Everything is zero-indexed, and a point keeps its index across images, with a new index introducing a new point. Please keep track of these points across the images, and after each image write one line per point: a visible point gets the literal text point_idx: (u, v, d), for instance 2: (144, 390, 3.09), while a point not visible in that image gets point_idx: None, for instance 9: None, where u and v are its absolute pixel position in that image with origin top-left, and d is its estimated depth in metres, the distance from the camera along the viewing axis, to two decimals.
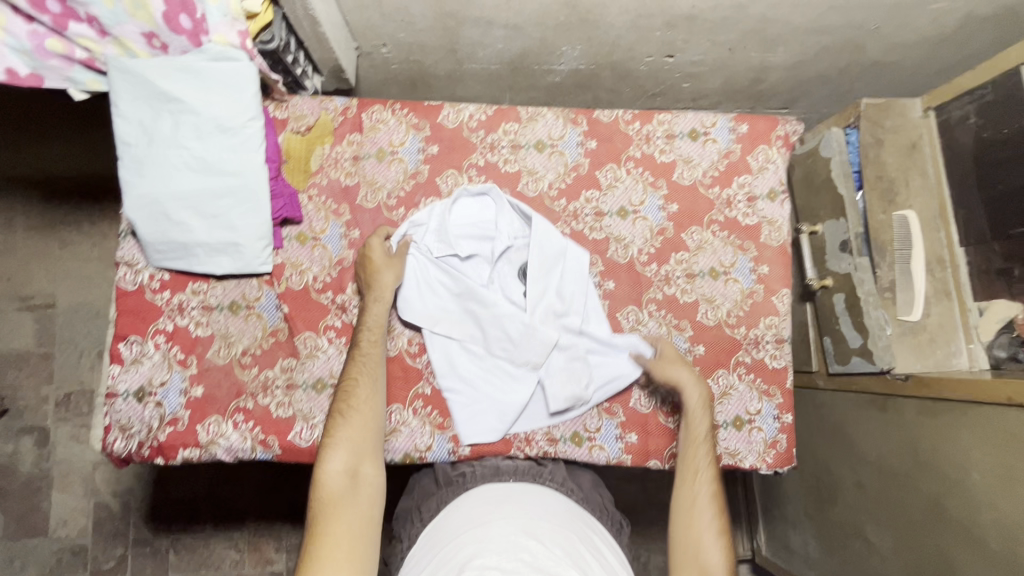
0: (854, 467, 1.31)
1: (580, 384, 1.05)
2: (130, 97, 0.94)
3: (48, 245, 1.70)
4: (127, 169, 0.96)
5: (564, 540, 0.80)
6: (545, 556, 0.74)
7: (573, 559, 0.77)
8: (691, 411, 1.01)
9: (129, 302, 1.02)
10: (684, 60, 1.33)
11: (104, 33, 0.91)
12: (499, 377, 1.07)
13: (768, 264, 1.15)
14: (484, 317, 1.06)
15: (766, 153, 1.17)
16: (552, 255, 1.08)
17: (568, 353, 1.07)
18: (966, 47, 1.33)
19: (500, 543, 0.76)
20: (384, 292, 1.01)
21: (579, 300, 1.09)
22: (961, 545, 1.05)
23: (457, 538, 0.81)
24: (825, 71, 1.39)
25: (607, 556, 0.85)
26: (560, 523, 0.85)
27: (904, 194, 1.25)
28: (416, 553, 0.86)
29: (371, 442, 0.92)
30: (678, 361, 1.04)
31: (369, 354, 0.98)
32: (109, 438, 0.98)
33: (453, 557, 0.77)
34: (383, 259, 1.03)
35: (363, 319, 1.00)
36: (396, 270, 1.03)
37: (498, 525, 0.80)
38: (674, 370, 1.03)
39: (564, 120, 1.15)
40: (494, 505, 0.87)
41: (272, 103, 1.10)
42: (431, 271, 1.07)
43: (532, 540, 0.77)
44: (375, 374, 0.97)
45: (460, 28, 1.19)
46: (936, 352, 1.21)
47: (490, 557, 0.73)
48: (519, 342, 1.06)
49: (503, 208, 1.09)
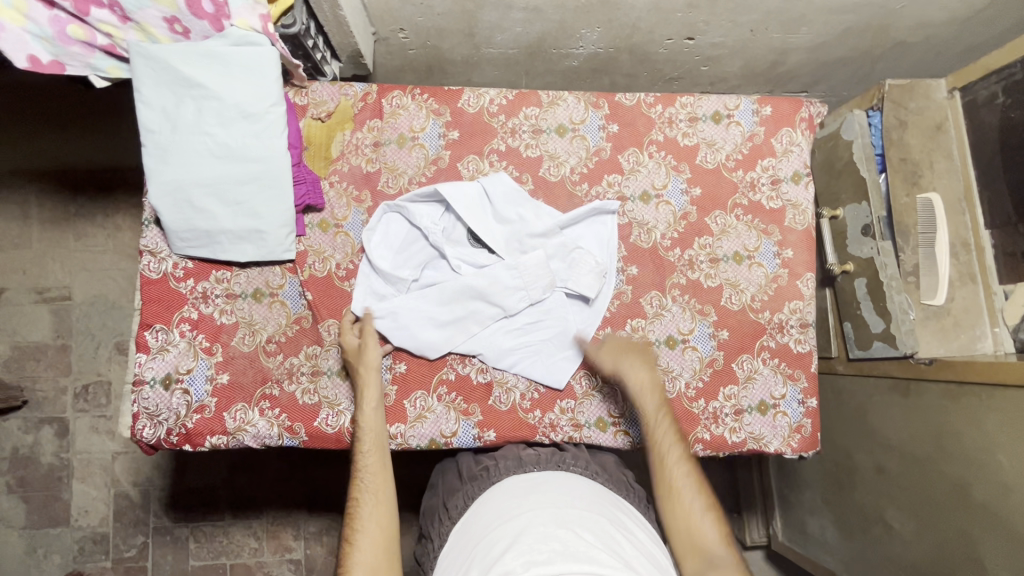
0: (875, 452, 1.31)
1: (594, 264, 1.09)
2: (153, 83, 0.94)
3: (64, 237, 1.70)
4: (150, 156, 0.96)
5: (594, 524, 0.80)
6: (576, 542, 0.74)
7: (605, 542, 0.77)
8: (642, 398, 1.00)
9: (153, 290, 1.02)
10: (704, 43, 1.31)
11: (126, 19, 0.90)
12: (536, 317, 1.09)
13: (791, 248, 1.14)
14: (476, 289, 1.05)
15: (790, 135, 1.16)
16: (477, 201, 1.07)
17: (559, 254, 1.09)
18: (993, 25, 1.31)
19: (530, 535, 0.75)
20: (369, 385, 0.98)
21: (535, 216, 1.08)
22: (987, 529, 1.05)
23: (488, 532, 0.81)
24: (847, 53, 1.37)
25: (638, 535, 0.84)
26: (589, 506, 0.85)
27: (929, 175, 1.23)
28: (449, 550, 0.86)
29: (388, 554, 0.82)
30: (621, 350, 1.04)
31: (371, 463, 0.91)
32: (137, 425, 0.98)
33: (485, 552, 0.77)
34: (355, 351, 1.01)
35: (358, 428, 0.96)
36: (375, 360, 1.00)
37: (527, 516, 0.80)
38: (616, 358, 1.03)
39: (586, 103, 1.14)
40: (521, 497, 0.86)
41: (291, 89, 1.08)
42: (407, 300, 1.05)
43: (562, 528, 0.77)
44: (379, 480, 0.89)
45: (479, 11, 1.17)
46: (960, 335, 1.21)
47: (522, 548, 0.73)
48: (526, 278, 1.06)
49: (407, 211, 1.06)
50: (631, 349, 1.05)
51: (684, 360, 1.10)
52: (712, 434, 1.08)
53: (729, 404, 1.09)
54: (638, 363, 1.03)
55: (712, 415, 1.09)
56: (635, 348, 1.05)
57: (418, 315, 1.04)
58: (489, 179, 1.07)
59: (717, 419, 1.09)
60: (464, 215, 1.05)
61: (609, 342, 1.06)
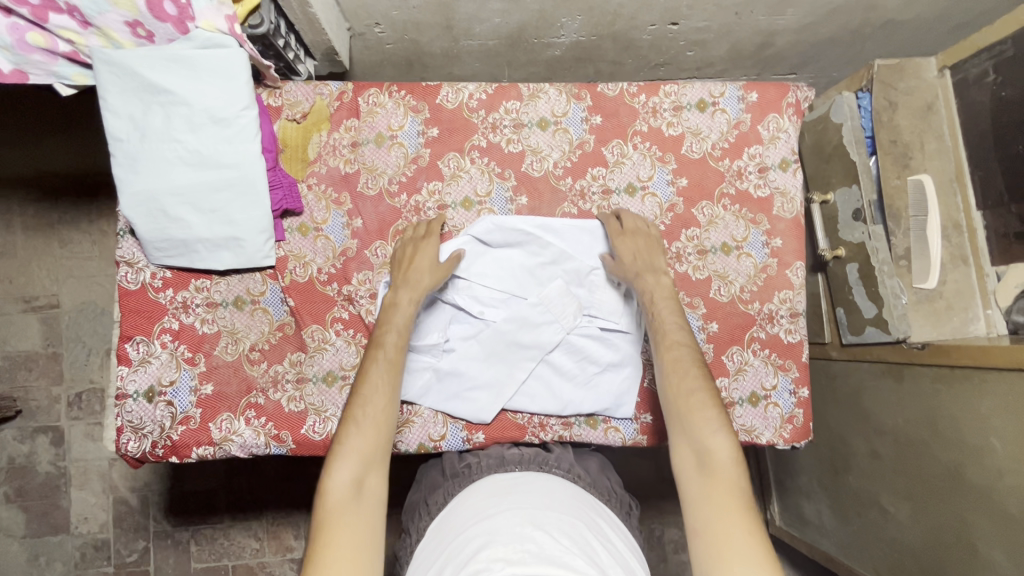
0: (869, 437, 1.30)
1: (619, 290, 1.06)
2: (119, 90, 0.91)
3: (48, 245, 1.67)
4: (121, 166, 0.94)
5: (571, 529, 0.78)
6: (551, 545, 0.72)
7: (582, 548, 0.75)
8: (653, 301, 0.97)
9: (131, 301, 1.00)
10: (689, 27, 1.28)
11: (86, 24, 0.87)
12: (572, 352, 1.06)
13: (780, 237, 1.12)
14: (508, 334, 1.04)
15: (777, 122, 1.13)
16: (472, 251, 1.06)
17: (574, 279, 1.07)
18: (982, 1, 1.28)
19: (506, 535, 0.74)
20: (418, 288, 0.97)
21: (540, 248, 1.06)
22: (980, 512, 1.04)
23: (463, 531, 0.80)
24: (835, 33, 1.34)
25: (615, 543, 0.83)
26: (568, 512, 0.83)
27: (920, 157, 1.21)
28: (425, 546, 0.85)
29: (383, 453, 0.81)
30: (629, 251, 1.02)
31: (389, 358, 0.90)
32: (122, 439, 0.97)
33: (459, 551, 0.75)
34: (430, 261, 1.00)
35: (388, 315, 0.95)
36: (438, 275, 0.99)
37: (504, 517, 0.79)
38: (627, 258, 1.01)
39: (567, 95, 1.11)
40: (499, 496, 0.85)
41: (265, 91, 1.06)
42: (442, 362, 1.04)
43: (538, 530, 0.76)
44: (394, 381, 0.88)
45: (455, 3, 1.14)
46: (952, 319, 1.19)
47: (497, 547, 0.72)
48: (555, 310, 1.05)
49: None
50: (640, 249, 1.02)
51: None
52: None
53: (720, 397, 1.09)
54: (649, 264, 1.01)
55: None
56: (646, 242, 1.03)
57: (456, 378, 1.03)
58: (474, 226, 1.05)
59: None
60: (467, 270, 1.05)
61: (619, 241, 1.03)
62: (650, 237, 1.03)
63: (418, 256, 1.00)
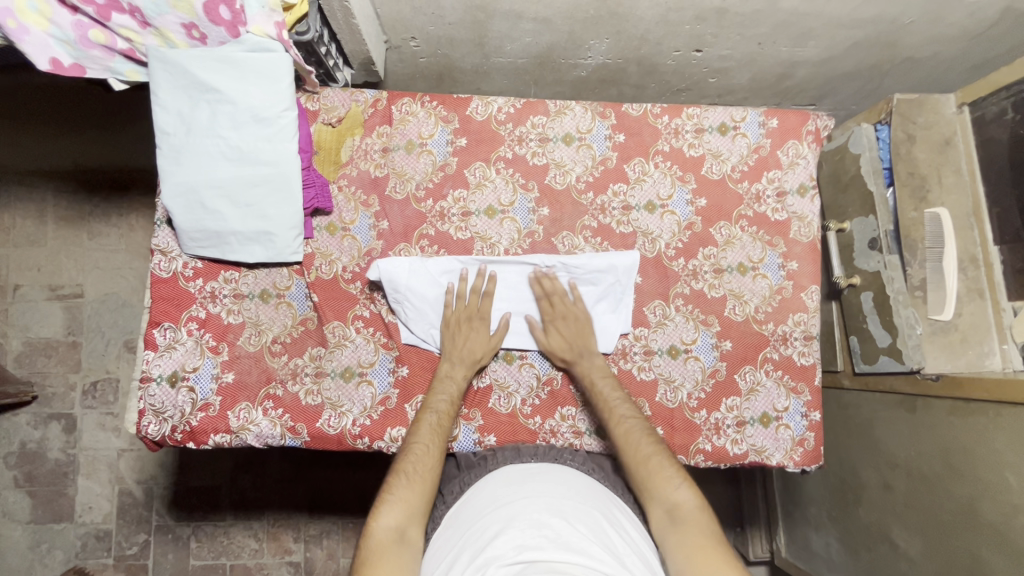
0: (881, 468, 1.29)
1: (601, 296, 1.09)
2: (169, 87, 0.96)
3: (78, 236, 1.73)
4: (165, 158, 0.99)
5: (588, 517, 0.80)
6: (568, 531, 0.74)
7: (598, 536, 0.77)
8: (593, 381, 1.03)
9: (163, 289, 1.04)
10: (712, 55, 1.32)
11: (145, 25, 0.92)
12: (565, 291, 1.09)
13: (797, 260, 1.14)
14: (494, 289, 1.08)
15: (796, 148, 1.16)
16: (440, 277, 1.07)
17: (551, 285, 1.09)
18: (1002, 43, 1.30)
19: (523, 520, 0.76)
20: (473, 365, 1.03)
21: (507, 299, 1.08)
22: (994, 548, 1.03)
23: (481, 517, 0.81)
24: (855, 67, 1.37)
25: (630, 533, 0.84)
26: (584, 500, 0.84)
27: (937, 190, 1.22)
28: (441, 535, 0.86)
29: (425, 507, 0.86)
30: (560, 334, 1.06)
31: (437, 423, 0.96)
32: (143, 422, 1.00)
33: (477, 535, 0.77)
34: (484, 336, 1.05)
35: (437, 384, 1.01)
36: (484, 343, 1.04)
37: (524, 503, 0.80)
38: (564, 342, 1.06)
39: (593, 113, 1.15)
40: (517, 484, 0.87)
41: (304, 95, 1.11)
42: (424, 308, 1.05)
43: (555, 517, 0.77)
44: (440, 440, 0.94)
45: (489, 21, 1.19)
46: (969, 352, 1.18)
47: (515, 532, 0.74)
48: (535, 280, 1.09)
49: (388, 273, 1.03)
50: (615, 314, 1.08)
51: (686, 369, 1.10)
52: (714, 445, 1.08)
53: (731, 415, 1.09)
54: (583, 346, 1.05)
55: (715, 426, 1.09)
56: (581, 322, 1.07)
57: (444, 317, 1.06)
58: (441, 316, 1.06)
59: (719, 430, 1.09)
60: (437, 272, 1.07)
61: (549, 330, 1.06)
62: (580, 322, 1.07)
63: (471, 332, 1.04)
